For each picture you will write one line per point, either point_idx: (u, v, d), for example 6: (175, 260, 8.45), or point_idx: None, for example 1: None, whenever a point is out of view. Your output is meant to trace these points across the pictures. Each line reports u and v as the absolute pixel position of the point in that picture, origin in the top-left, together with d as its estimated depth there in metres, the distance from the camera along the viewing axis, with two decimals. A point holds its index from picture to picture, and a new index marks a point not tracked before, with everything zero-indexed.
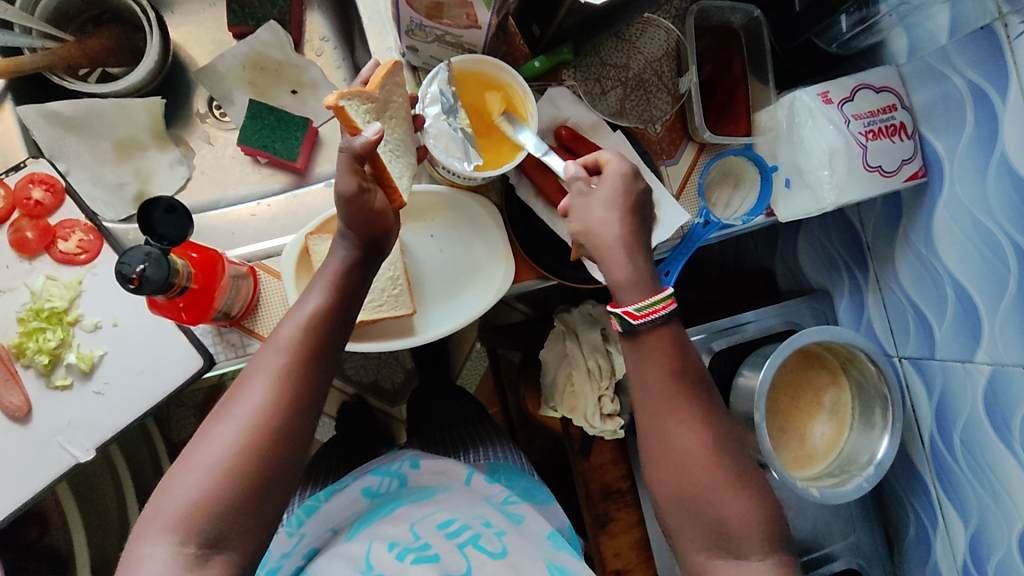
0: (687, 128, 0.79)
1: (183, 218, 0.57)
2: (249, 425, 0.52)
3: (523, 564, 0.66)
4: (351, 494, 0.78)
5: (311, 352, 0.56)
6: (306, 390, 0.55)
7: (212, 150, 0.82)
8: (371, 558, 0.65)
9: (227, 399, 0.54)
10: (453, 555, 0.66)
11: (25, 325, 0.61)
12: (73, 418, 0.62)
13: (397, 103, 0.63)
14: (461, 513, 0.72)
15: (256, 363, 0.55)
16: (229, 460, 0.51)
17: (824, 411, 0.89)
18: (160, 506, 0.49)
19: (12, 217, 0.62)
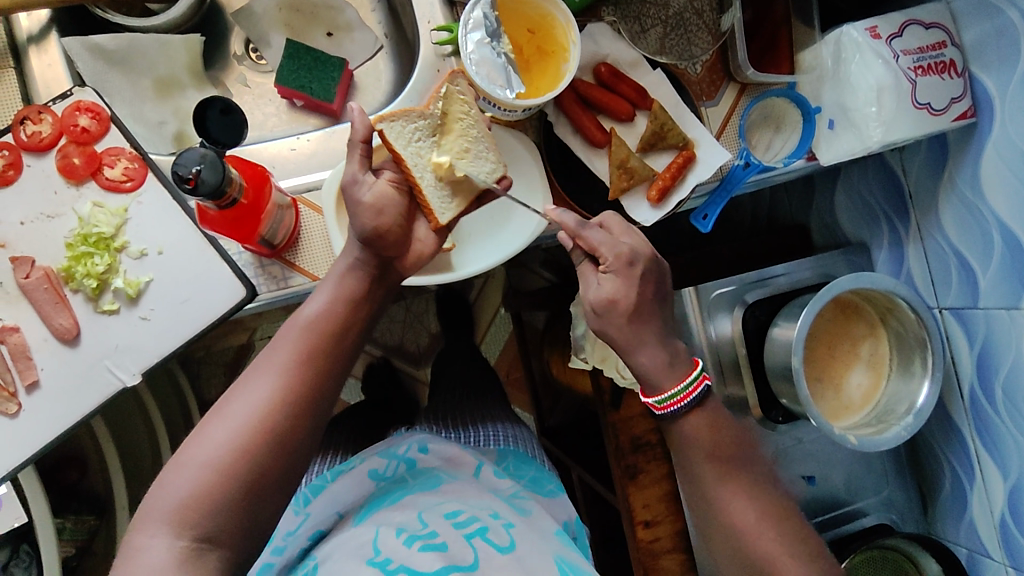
0: (728, 67, 0.77)
1: (236, 119, 0.73)
2: (246, 425, 0.53)
3: (533, 557, 0.62)
4: (360, 476, 0.79)
5: (310, 354, 0.57)
6: (305, 393, 0.56)
7: (249, 93, 0.82)
8: (378, 544, 0.62)
9: (225, 399, 0.55)
10: (459, 545, 0.62)
11: (73, 250, 0.62)
12: (120, 342, 0.63)
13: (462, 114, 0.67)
14: (468, 505, 0.69)
15: (256, 363, 0.56)
16: (223, 459, 0.52)
17: (861, 361, 0.88)
18: (155, 502, 0.51)
19: (60, 143, 0.63)
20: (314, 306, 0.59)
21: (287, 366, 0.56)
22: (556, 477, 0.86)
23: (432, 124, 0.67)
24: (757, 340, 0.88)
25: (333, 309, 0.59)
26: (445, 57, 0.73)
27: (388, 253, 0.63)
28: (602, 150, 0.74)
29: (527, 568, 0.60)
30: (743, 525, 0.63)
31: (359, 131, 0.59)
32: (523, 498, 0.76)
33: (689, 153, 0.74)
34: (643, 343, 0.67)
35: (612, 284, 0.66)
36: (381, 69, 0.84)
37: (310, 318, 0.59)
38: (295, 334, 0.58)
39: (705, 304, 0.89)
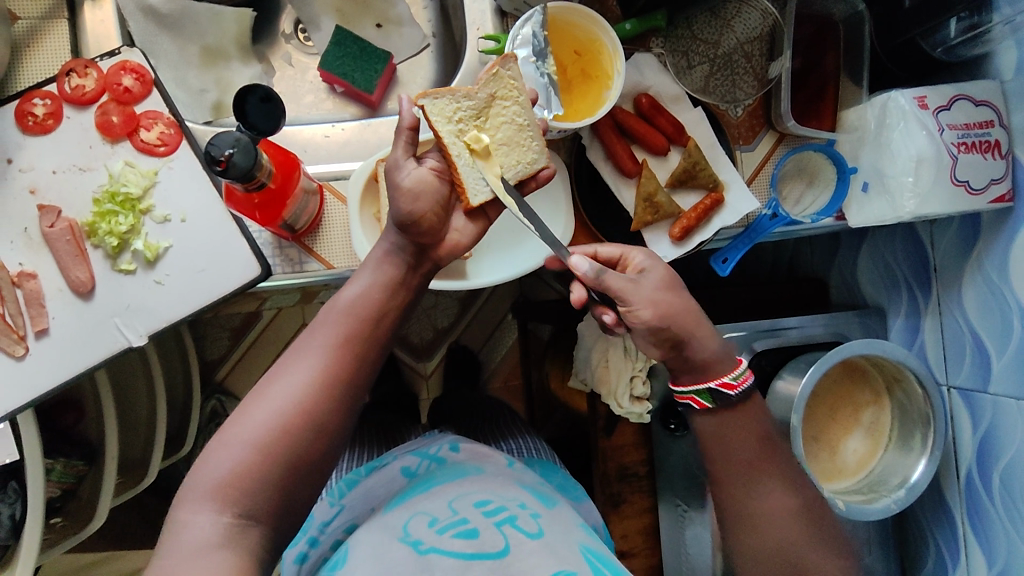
0: (769, 116, 0.77)
1: (275, 110, 0.63)
2: (290, 402, 0.53)
3: (561, 544, 0.62)
4: (390, 473, 0.79)
5: (359, 335, 0.57)
6: (346, 372, 0.56)
7: (291, 73, 0.83)
8: (408, 527, 0.64)
9: (266, 379, 0.55)
10: (489, 531, 0.62)
11: (99, 207, 0.63)
12: (131, 302, 0.64)
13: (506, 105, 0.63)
14: (496, 495, 0.69)
15: (302, 345, 0.56)
16: (267, 437, 0.51)
17: (861, 427, 0.87)
18: (198, 478, 0.50)
19: (101, 99, 0.64)
20: (359, 286, 0.59)
21: (331, 348, 0.56)
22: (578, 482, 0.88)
23: (484, 96, 0.63)
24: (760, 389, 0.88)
25: (377, 284, 0.59)
26: (489, 66, 0.74)
27: (423, 238, 0.61)
28: (631, 179, 0.74)
29: (557, 554, 0.60)
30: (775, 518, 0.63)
31: (406, 120, 0.59)
32: (547, 492, 0.75)
33: (718, 195, 0.73)
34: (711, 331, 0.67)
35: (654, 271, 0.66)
36: (425, 66, 0.85)
37: (350, 299, 0.58)
38: (345, 311, 0.58)
39: None
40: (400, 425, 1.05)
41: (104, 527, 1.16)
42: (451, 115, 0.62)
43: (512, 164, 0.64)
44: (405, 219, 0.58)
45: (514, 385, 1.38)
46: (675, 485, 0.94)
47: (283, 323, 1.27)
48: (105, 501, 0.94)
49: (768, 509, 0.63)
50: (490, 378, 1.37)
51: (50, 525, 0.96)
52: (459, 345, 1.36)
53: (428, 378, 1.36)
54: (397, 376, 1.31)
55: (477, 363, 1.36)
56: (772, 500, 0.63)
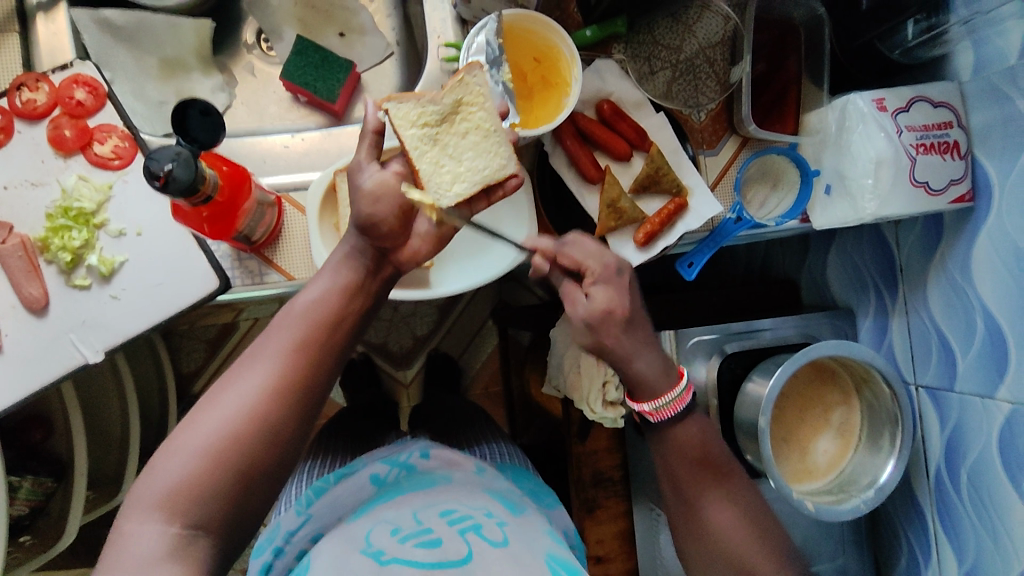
0: (732, 120, 0.77)
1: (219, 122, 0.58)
2: (241, 408, 0.52)
3: (525, 553, 0.61)
4: (360, 480, 0.78)
5: (312, 346, 0.56)
6: (301, 376, 0.55)
7: (254, 83, 0.83)
8: (370, 538, 0.63)
9: (218, 388, 0.54)
10: (453, 539, 0.62)
11: (52, 222, 0.62)
12: (87, 318, 0.63)
13: (473, 107, 0.61)
14: (462, 505, 0.69)
15: (253, 358, 0.55)
16: (216, 446, 0.50)
17: (832, 428, 0.87)
18: (145, 486, 0.49)
19: (53, 113, 0.64)
20: (319, 290, 0.59)
21: (284, 356, 0.55)
22: (549, 487, 0.87)
23: (449, 101, 0.60)
24: (730, 393, 0.88)
25: (336, 288, 0.59)
26: (450, 73, 0.74)
27: (384, 242, 0.61)
28: (595, 185, 0.74)
29: (521, 563, 0.59)
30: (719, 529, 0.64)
31: (371, 123, 0.58)
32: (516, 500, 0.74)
33: (681, 200, 0.73)
34: (651, 360, 0.67)
35: (605, 294, 0.66)
36: (389, 75, 0.85)
37: (308, 304, 0.58)
38: (303, 315, 0.57)
39: (683, 350, 0.88)
40: (375, 433, 1.04)
41: (79, 544, 1.15)
42: (417, 118, 0.60)
43: (477, 168, 0.62)
44: (366, 221, 0.58)
45: (495, 391, 1.38)
46: (649, 490, 0.94)
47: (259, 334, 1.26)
48: (75, 518, 0.93)
49: (719, 520, 0.64)
50: (471, 384, 1.37)
51: (18, 543, 0.94)
52: (438, 352, 1.36)
53: (408, 386, 1.35)
54: (376, 385, 1.30)
55: (457, 370, 1.35)
56: (719, 515, 0.64)
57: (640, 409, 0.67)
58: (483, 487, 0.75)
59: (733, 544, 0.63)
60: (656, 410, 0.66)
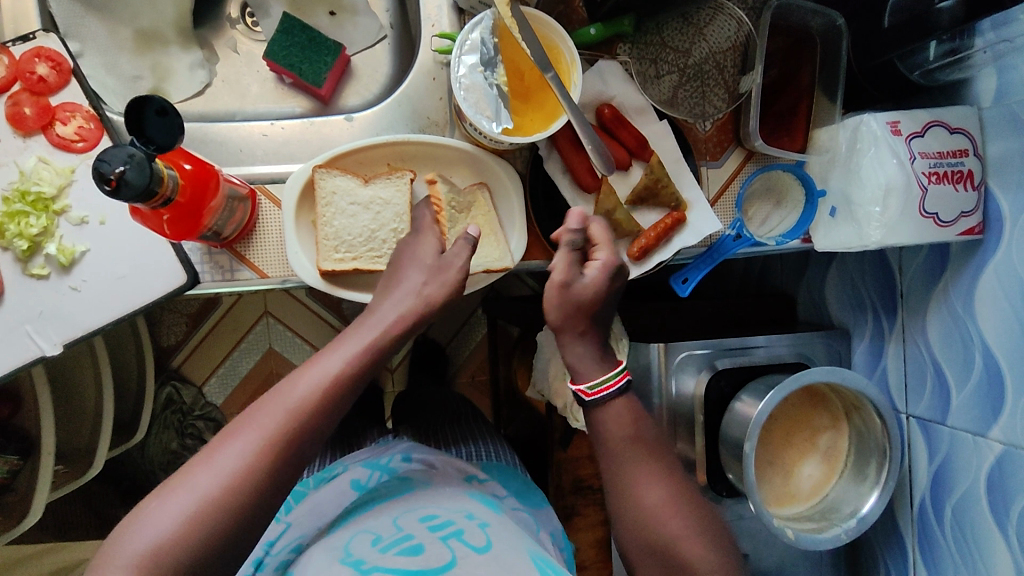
0: (738, 132, 0.74)
1: (175, 122, 0.52)
2: (237, 473, 0.49)
3: (509, 554, 0.59)
4: (341, 487, 0.76)
5: (319, 409, 0.53)
6: (304, 450, 0.52)
7: (237, 60, 0.78)
8: (350, 547, 0.62)
9: (217, 441, 0.51)
10: (434, 546, 0.60)
11: (8, 206, 0.58)
12: (45, 309, 0.59)
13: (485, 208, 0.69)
14: (443, 509, 0.67)
15: (256, 414, 0.51)
16: (205, 508, 0.47)
17: (818, 452, 0.85)
18: (126, 538, 0.46)
19: (13, 89, 0.59)
20: (342, 359, 0.56)
21: (288, 417, 0.51)
22: (540, 487, 0.86)
23: (467, 198, 0.69)
24: (718, 410, 0.85)
25: (362, 359, 0.56)
26: (444, 65, 0.69)
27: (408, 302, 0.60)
28: (590, 195, 0.70)
29: (503, 564, 0.57)
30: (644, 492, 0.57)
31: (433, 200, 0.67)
32: (498, 507, 0.72)
33: (679, 215, 0.70)
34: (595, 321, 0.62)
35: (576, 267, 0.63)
36: (381, 58, 0.80)
37: (324, 373, 0.54)
38: (323, 378, 0.54)
39: (672, 364, 0.84)
40: (357, 426, 1.02)
41: (48, 518, 1.12)
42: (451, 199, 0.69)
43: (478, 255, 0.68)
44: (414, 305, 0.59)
45: (482, 381, 1.36)
46: None
47: (241, 313, 1.23)
48: (41, 499, 0.90)
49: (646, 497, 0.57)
50: (457, 373, 1.34)
51: None
52: (424, 339, 1.32)
53: (393, 372, 1.32)
54: None
55: (443, 359, 1.32)
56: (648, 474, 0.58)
57: (574, 388, 0.62)
58: (467, 487, 0.75)
59: (632, 468, 0.59)
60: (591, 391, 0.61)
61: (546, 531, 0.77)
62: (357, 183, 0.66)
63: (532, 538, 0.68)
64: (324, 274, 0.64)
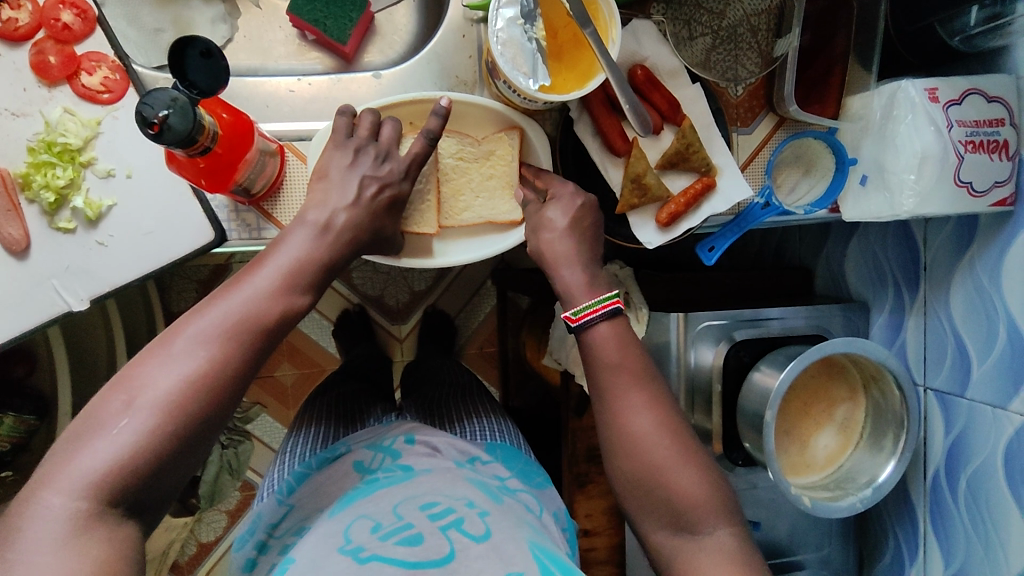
0: (771, 97, 0.73)
1: (218, 65, 0.51)
2: (192, 382, 0.46)
3: (509, 544, 0.59)
4: (343, 468, 0.77)
5: (274, 300, 0.51)
6: (257, 351, 0.50)
7: (259, 15, 0.76)
8: (350, 534, 0.61)
9: (170, 334, 0.48)
10: (434, 536, 0.59)
11: (35, 157, 0.57)
12: (71, 264, 0.58)
13: (501, 158, 0.69)
14: (443, 496, 0.66)
15: (209, 306, 0.49)
16: (161, 402, 0.45)
17: (834, 423, 0.86)
18: (67, 461, 0.43)
19: (37, 36, 0.58)
20: (290, 256, 0.53)
21: (240, 308, 0.50)
22: (541, 467, 0.86)
23: (484, 149, 0.69)
24: (737, 380, 0.85)
25: (313, 255, 0.54)
26: (474, 22, 0.68)
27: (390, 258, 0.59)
28: (620, 158, 0.69)
29: (504, 554, 0.57)
30: (663, 468, 0.55)
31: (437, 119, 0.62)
32: (502, 492, 0.72)
33: (709, 180, 0.69)
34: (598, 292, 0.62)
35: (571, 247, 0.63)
36: (404, 17, 0.78)
37: (280, 269, 0.52)
38: (272, 277, 0.52)
39: (691, 335, 0.84)
40: (364, 396, 1.00)
41: None
42: (457, 153, 0.69)
43: (489, 208, 0.69)
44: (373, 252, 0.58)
45: (491, 352, 1.36)
46: None
47: None
48: None
49: (650, 421, 0.57)
50: (466, 344, 1.34)
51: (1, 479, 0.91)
52: (435, 309, 1.31)
53: (403, 341, 1.32)
54: (371, 338, 1.27)
55: (454, 329, 1.32)
56: (665, 450, 0.56)
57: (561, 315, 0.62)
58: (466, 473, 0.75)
59: (653, 451, 0.56)
60: (577, 315, 0.61)
61: (549, 512, 0.76)
62: None
63: (532, 523, 0.67)
64: None
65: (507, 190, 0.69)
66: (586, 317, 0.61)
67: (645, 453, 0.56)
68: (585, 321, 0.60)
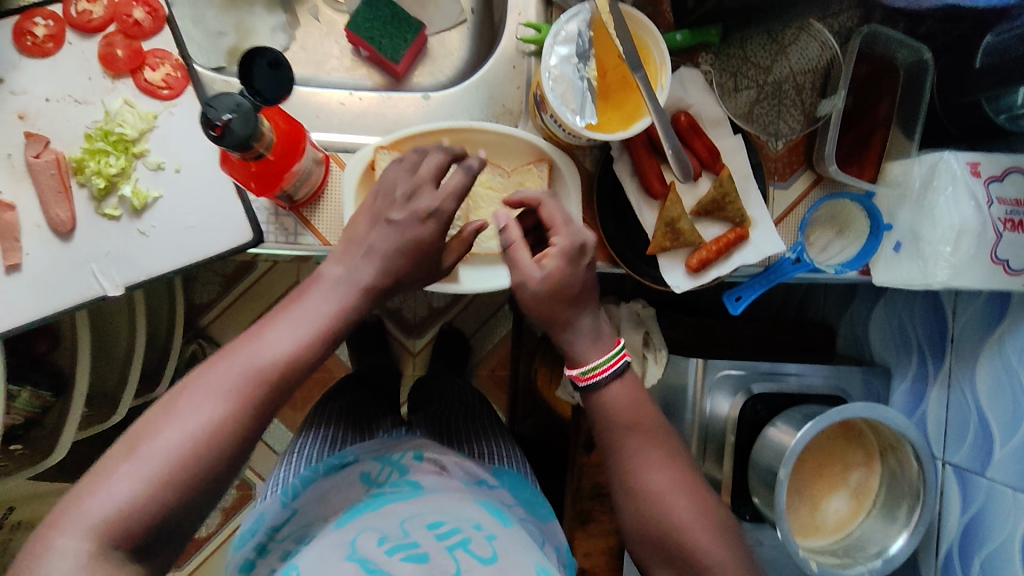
0: (811, 155, 0.73)
1: (284, 75, 0.56)
2: (203, 435, 0.46)
3: (516, 569, 0.58)
4: (351, 479, 0.76)
5: (290, 353, 0.50)
6: (269, 408, 0.50)
7: (318, 28, 0.78)
8: (356, 544, 0.60)
9: (183, 386, 0.49)
10: (440, 556, 0.58)
11: (90, 143, 0.59)
12: (111, 250, 0.59)
13: (530, 189, 0.68)
14: (451, 513, 0.65)
15: (226, 360, 0.49)
16: (173, 455, 0.45)
17: (847, 488, 0.84)
18: (71, 508, 0.43)
19: (108, 29, 0.60)
20: (308, 313, 0.53)
21: (256, 364, 0.49)
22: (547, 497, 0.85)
23: (514, 179, 0.68)
24: (751, 433, 0.84)
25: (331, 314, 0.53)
26: (526, 55, 0.70)
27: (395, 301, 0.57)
28: (656, 201, 0.70)
29: None
30: (678, 524, 0.56)
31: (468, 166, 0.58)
32: (510, 515, 0.70)
33: (742, 232, 0.70)
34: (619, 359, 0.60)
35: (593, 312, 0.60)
36: (457, 43, 0.80)
37: (298, 325, 0.52)
38: (288, 331, 0.51)
39: (709, 382, 0.83)
40: (373, 405, 0.99)
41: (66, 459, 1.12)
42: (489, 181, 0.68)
43: (516, 238, 0.68)
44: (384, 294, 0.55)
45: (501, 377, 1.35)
46: None
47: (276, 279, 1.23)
48: (68, 436, 0.90)
49: (668, 478, 0.57)
50: (478, 366, 1.34)
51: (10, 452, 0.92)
52: (450, 328, 1.32)
53: (415, 356, 1.32)
54: (385, 350, 1.27)
55: (467, 349, 1.32)
56: (681, 505, 0.56)
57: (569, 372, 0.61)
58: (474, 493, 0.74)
59: (672, 509, 0.56)
60: (585, 375, 0.59)
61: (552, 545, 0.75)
62: None
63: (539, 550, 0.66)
64: None
65: (536, 221, 0.68)
66: (595, 377, 0.59)
67: (660, 510, 0.56)
68: (594, 380, 0.59)
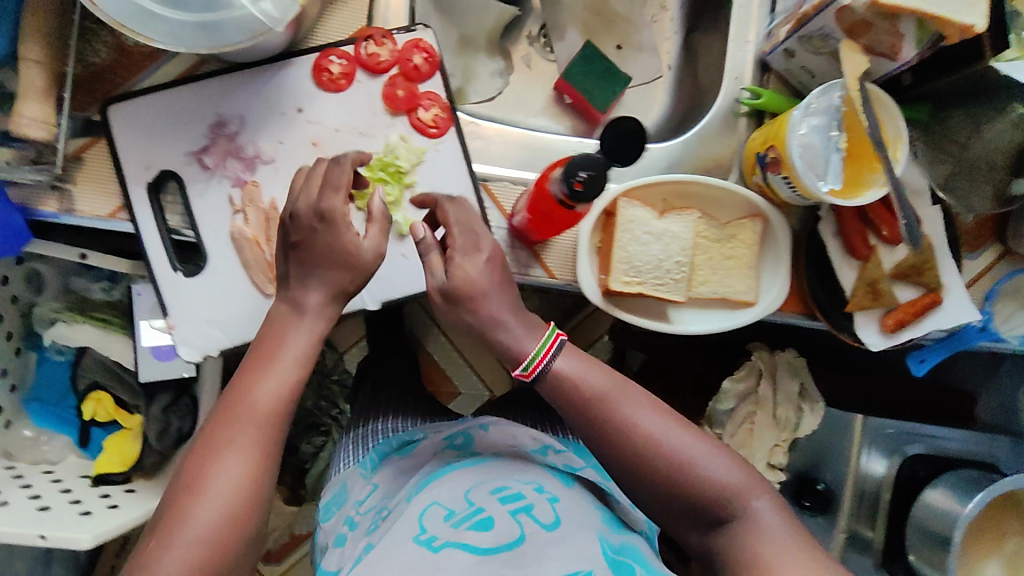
0: (1001, 229, 0.77)
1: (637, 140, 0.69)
2: (227, 512, 0.51)
3: (580, 538, 0.55)
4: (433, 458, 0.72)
5: (282, 412, 0.55)
6: (277, 449, 0.55)
7: (529, 74, 0.85)
8: (422, 521, 0.56)
9: (196, 465, 0.52)
10: (503, 520, 0.56)
11: (371, 172, 0.66)
12: (379, 271, 0.67)
13: (741, 240, 0.72)
14: (512, 481, 0.62)
15: (230, 434, 0.53)
16: (210, 539, 0.50)
17: (1002, 554, 0.85)
18: None
19: (391, 71, 0.66)
20: (297, 352, 0.56)
21: (267, 420, 0.54)
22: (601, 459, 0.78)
23: (729, 231, 0.73)
24: (906, 491, 0.87)
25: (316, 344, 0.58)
26: (740, 115, 0.75)
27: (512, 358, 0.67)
28: (856, 261, 0.74)
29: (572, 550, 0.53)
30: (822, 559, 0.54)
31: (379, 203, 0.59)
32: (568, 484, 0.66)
33: (934, 297, 0.73)
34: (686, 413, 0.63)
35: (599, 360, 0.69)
36: (656, 97, 0.86)
37: (291, 376, 0.56)
38: (286, 374, 0.55)
39: (867, 434, 0.90)
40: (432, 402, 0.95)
41: None
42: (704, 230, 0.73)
43: (727, 285, 0.72)
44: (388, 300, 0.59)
45: None
46: None
47: None
48: None
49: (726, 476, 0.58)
50: None
51: None
52: None
53: None
54: None
55: None
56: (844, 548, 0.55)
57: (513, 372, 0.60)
58: (539, 463, 0.68)
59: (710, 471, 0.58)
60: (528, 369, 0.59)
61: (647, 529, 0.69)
62: (653, 215, 0.70)
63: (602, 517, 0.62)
64: (609, 291, 0.69)
65: (748, 272, 0.72)
66: (538, 366, 0.59)
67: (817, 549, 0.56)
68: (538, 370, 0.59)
